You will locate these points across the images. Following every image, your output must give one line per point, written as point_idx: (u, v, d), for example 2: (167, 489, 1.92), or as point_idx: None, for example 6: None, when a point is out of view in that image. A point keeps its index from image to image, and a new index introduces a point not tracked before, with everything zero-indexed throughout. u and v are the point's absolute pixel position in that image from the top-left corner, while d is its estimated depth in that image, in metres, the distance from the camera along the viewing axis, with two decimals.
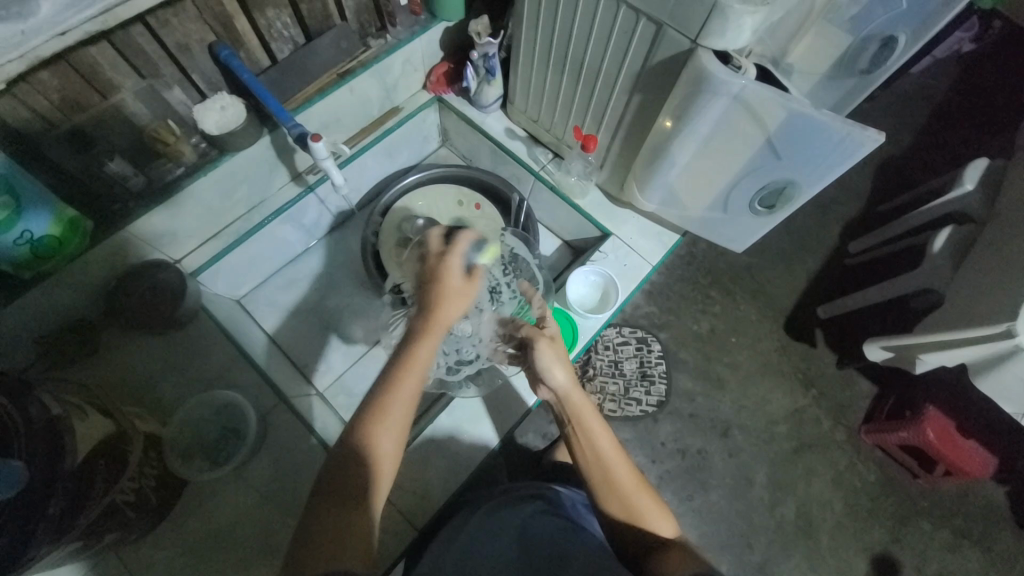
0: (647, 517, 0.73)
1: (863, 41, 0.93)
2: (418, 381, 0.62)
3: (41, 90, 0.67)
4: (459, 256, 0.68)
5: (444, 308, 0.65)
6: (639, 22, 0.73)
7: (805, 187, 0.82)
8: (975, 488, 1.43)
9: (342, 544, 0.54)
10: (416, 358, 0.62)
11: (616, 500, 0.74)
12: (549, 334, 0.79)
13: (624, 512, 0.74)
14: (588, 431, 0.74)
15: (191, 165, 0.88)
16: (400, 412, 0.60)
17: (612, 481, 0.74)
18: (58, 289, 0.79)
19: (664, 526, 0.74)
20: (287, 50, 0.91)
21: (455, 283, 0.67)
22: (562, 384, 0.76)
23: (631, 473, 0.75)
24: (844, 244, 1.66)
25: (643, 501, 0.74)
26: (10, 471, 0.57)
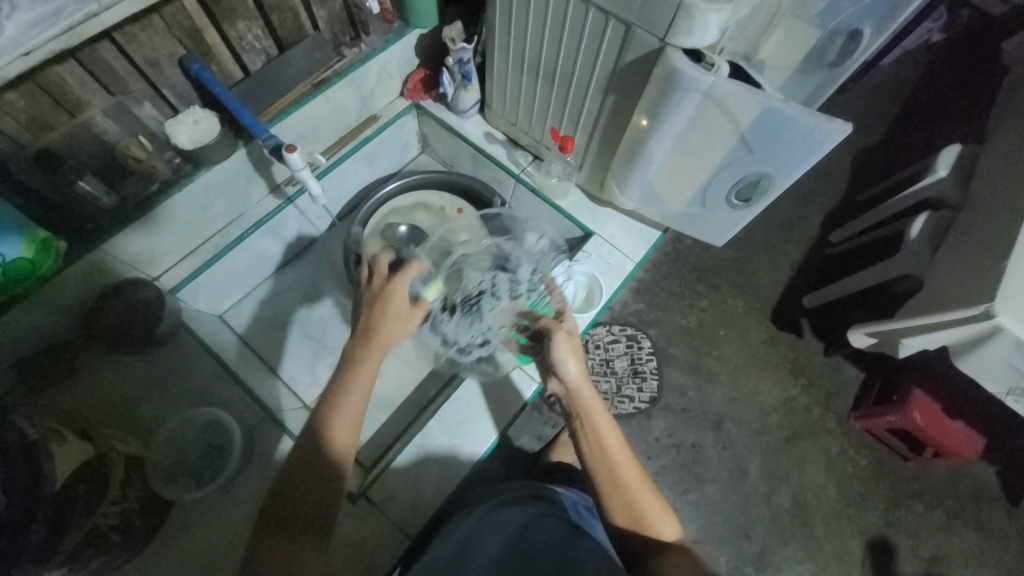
0: (652, 522, 0.73)
1: (831, 34, 0.96)
2: (364, 391, 0.67)
3: (9, 111, 0.67)
4: (404, 281, 0.75)
5: (388, 326, 0.72)
6: (608, 23, 0.73)
7: (778, 179, 0.83)
8: (964, 467, 1.45)
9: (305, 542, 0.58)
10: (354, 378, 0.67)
11: (621, 504, 0.73)
12: (567, 327, 0.82)
13: (628, 516, 0.73)
14: (596, 428, 0.75)
15: (164, 181, 0.85)
16: (350, 417, 0.65)
17: (617, 482, 0.73)
18: (32, 311, 0.77)
19: (670, 531, 0.73)
20: (260, 62, 0.91)
21: (401, 306, 0.74)
22: (574, 376, 0.79)
23: (637, 473, 0.74)
24: (826, 234, 1.69)
25: (649, 505, 0.73)
26: None
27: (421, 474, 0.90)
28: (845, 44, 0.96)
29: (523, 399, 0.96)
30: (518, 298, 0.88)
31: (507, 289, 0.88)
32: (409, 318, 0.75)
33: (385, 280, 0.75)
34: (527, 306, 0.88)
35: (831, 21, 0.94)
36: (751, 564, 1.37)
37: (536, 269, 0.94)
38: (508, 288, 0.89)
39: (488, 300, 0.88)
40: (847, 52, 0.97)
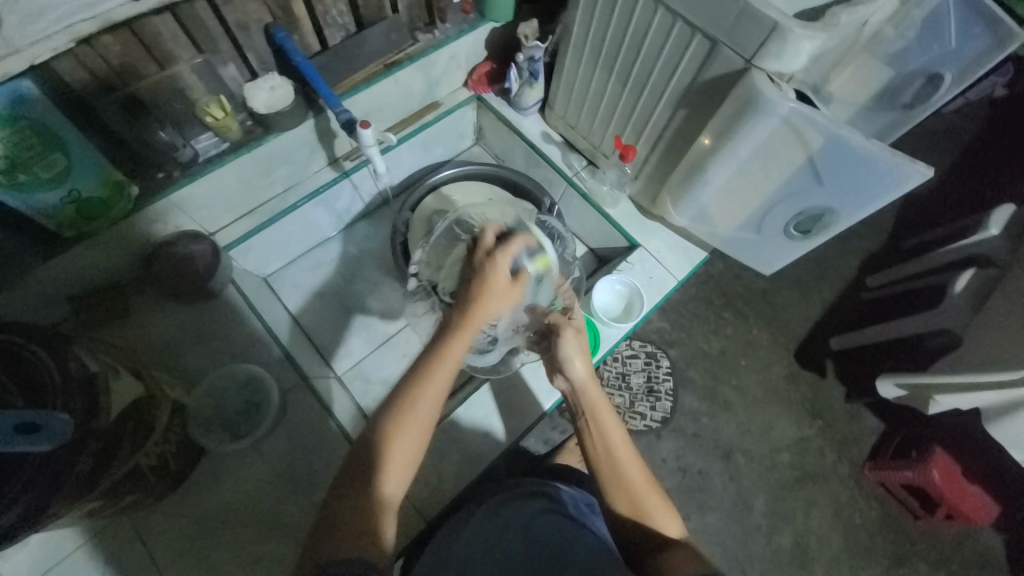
0: (655, 517, 0.73)
1: (908, 75, 0.93)
2: (448, 378, 0.63)
3: (103, 53, 0.69)
4: (507, 257, 0.69)
5: (484, 305, 0.66)
6: (694, 38, 0.73)
7: (844, 213, 0.82)
8: (976, 535, 1.41)
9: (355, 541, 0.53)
10: (449, 353, 0.63)
11: (626, 498, 0.73)
12: (575, 324, 0.79)
13: (632, 509, 0.73)
14: (602, 427, 0.74)
15: (235, 141, 0.88)
16: (425, 409, 0.61)
17: (623, 478, 0.73)
18: (97, 251, 0.80)
19: (671, 526, 0.73)
20: (339, 37, 0.92)
21: (501, 284, 0.68)
22: (580, 376, 0.76)
23: (641, 471, 0.73)
24: (862, 277, 1.65)
25: (652, 498, 0.73)
26: (54, 426, 0.56)
27: (441, 461, 0.91)
28: (921, 88, 0.92)
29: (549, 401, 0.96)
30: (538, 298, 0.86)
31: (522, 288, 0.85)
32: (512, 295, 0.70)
33: (488, 252, 0.69)
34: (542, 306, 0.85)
35: (908, 63, 0.92)
36: None
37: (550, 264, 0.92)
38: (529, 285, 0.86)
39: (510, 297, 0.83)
40: (925, 93, 0.92)
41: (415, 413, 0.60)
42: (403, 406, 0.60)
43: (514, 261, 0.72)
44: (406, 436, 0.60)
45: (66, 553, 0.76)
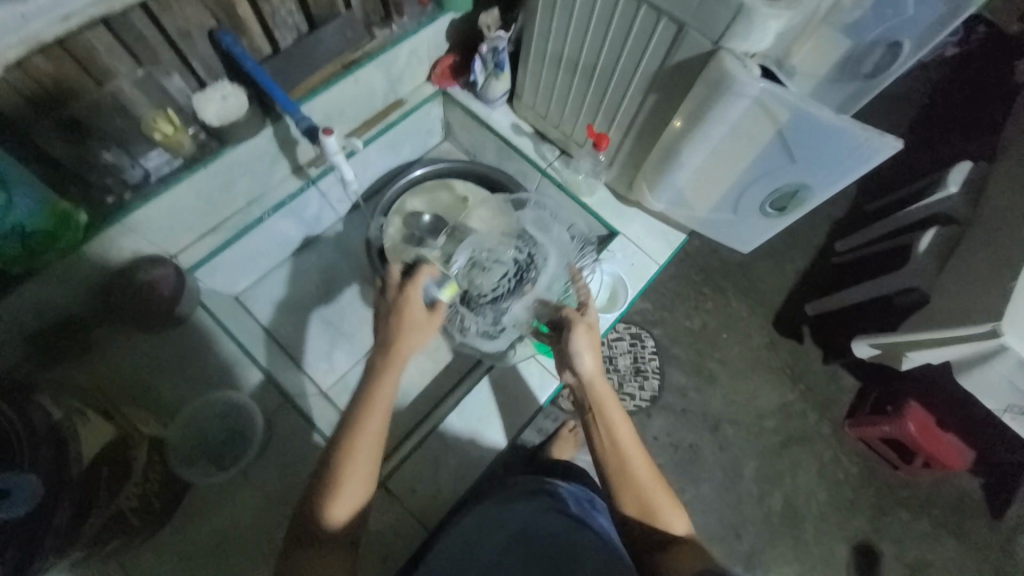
0: (659, 511, 0.73)
1: (868, 45, 0.93)
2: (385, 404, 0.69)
3: (32, 74, 0.63)
4: (417, 289, 0.75)
5: (402, 337, 0.72)
6: (661, 22, 0.71)
7: (817, 191, 0.84)
8: (952, 479, 1.48)
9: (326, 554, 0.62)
10: (380, 388, 0.70)
11: (629, 492, 0.74)
12: (588, 320, 0.82)
13: (636, 504, 0.74)
14: (608, 420, 0.77)
15: (188, 157, 0.83)
16: (371, 432, 0.67)
17: (627, 471, 0.75)
18: (51, 285, 0.75)
19: (675, 522, 0.73)
20: (291, 39, 0.87)
21: (416, 312, 0.74)
22: (589, 370, 0.80)
23: (648, 466, 0.75)
24: (832, 243, 1.69)
25: (658, 493, 0.74)
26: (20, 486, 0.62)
27: (439, 469, 0.89)
28: (882, 55, 0.93)
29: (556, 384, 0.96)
30: (549, 291, 0.89)
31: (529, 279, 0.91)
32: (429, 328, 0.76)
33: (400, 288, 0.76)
34: (554, 298, 0.89)
35: (869, 33, 0.92)
36: (740, 563, 1.41)
37: (565, 259, 0.94)
38: (538, 276, 0.91)
39: (518, 282, 0.90)
40: (886, 61, 0.94)
41: (362, 436, 0.67)
42: (349, 444, 0.66)
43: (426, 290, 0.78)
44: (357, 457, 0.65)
45: None
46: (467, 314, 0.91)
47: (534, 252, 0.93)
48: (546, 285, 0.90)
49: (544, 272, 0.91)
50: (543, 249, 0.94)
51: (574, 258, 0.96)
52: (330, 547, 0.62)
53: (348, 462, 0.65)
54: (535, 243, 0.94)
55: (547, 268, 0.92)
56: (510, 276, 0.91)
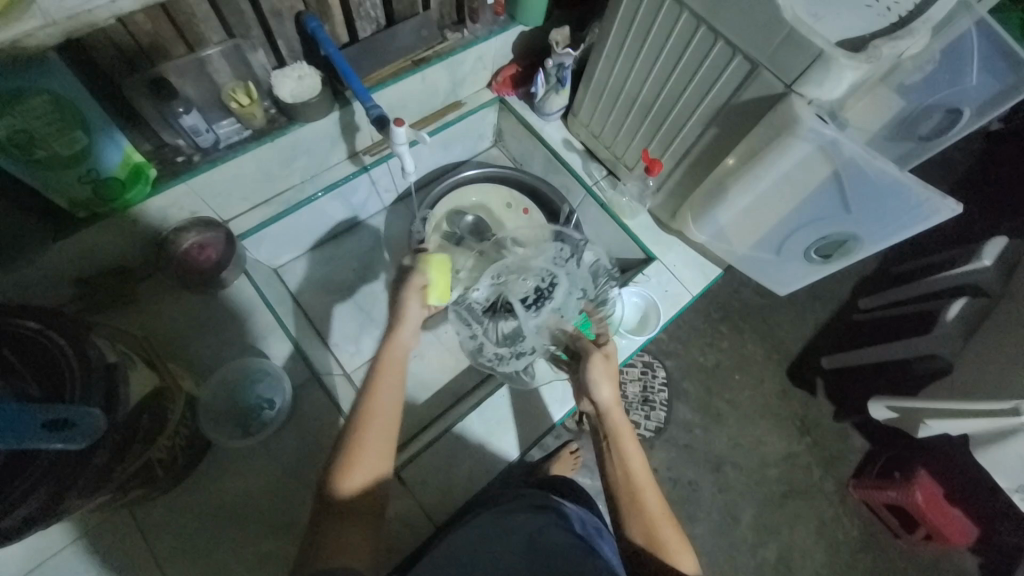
0: (666, 544, 0.69)
1: (926, 108, 0.90)
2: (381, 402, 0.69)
3: (133, 31, 0.67)
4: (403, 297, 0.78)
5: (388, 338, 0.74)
6: (734, 59, 0.73)
7: (866, 242, 0.85)
8: (953, 556, 1.44)
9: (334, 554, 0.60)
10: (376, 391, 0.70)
11: (639, 525, 0.71)
12: (605, 351, 0.82)
13: (645, 538, 0.70)
14: (622, 451, 0.75)
15: (257, 130, 0.85)
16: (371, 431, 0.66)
17: (637, 503, 0.72)
18: (110, 233, 0.78)
19: (685, 562, 0.69)
20: (370, 30, 0.91)
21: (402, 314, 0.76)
22: (606, 400, 0.78)
23: (660, 501, 0.73)
24: (856, 300, 1.66)
25: (668, 529, 0.71)
26: (89, 422, 0.54)
27: (453, 466, 0.89)
28: (940, 120, 0.91)
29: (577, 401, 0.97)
30: (564, 318, 0.89)
31: (549, 302, 0.90)
32: (413, 307, 0.78)
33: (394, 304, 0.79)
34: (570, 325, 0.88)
35: (929, 97, 0.89)
36: None
37: (575, 296, 0.92)
38: (551, 304, 0.89)
39: (537, 305, 0.90)
40: (945, 125, 0.91)
41: (366, 445, 0.66)
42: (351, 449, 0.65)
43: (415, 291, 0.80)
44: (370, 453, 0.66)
45: (59, 547, 0.74)
46: (482, 327, 0.95)
47: (554, 280, 0.91)
48: (554, 310, 0.89)
49: (557, 299, 0.90)
50: (559, 279, 0.92)
51: (584, 294, 0.94)
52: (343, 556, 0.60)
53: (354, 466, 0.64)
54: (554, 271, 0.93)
55: (560, 299, 0.90)
56: (533, 297, 0.90)
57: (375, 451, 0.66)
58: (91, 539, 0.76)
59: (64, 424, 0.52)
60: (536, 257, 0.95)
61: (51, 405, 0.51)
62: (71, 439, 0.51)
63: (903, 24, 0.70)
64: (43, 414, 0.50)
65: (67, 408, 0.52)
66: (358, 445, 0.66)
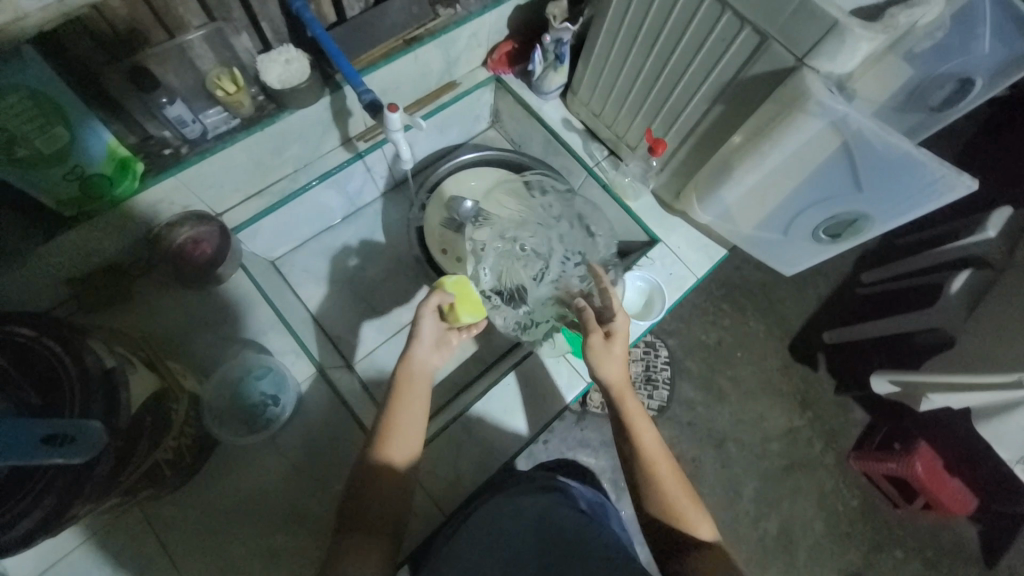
0: (683, 514, 0.71)
1: (940, 78, 0.86)
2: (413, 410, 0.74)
3: (109, 17, 0.64)
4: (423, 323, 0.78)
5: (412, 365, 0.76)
6: (742, 31, 0.70)
7: (878, 221, 0.83)
8: (950, 523, 1.47)
9: (370, 535, 0.66)
10: (399, 401, 0.74)
11: (657, 497, 0.72)
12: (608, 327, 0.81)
13: (661, 509, 0.71)
14: (633, 426, 0.77)
15: (246, 118, 0.82)
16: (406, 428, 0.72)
17: (655, 475, 0.73)
18: (101, 231, 0.76)
19: (702, 530, 0.70)
20: (358, 8, 0.88)
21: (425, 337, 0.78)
22: (612, 377, 0.79)
23: (674, 471, 0.74)
24: (858, 274, 1.65)
25: (687, 498, 0.72)
26: (92, 431, 0.53)
27: (460, 456, 0.89)
28: (951, 90, 0.87)
29: (583, 385, 0.96)
30: (570, 280, 0.92)
31: (554, 270, 0.92)
32: (428, 322, 0.78)
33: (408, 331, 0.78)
34: (578, 283, 0.91)
35: (941, 66, 0.84)
36: None
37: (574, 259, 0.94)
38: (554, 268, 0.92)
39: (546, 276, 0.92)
40: (956, 96, 0.88)
41: (398, 438, 0.71)
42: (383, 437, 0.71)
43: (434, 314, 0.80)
44: (402, 447, 0.71)
45: (71, 547, 0.75)
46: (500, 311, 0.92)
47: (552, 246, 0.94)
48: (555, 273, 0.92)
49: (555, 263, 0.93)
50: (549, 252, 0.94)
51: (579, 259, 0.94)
52: (372, 539, 0.66)
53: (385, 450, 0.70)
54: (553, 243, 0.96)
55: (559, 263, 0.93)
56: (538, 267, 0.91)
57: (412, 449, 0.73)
58: (100, 538, 0.76)
59: (66, 437, 0.51)
60: (530, 230, 0.96)
61: (51, 421, 0.51)
62: (72, 453, 0.50)
63: None
64: (42, 429, 0.50)
65: (64, 422, 0.51)
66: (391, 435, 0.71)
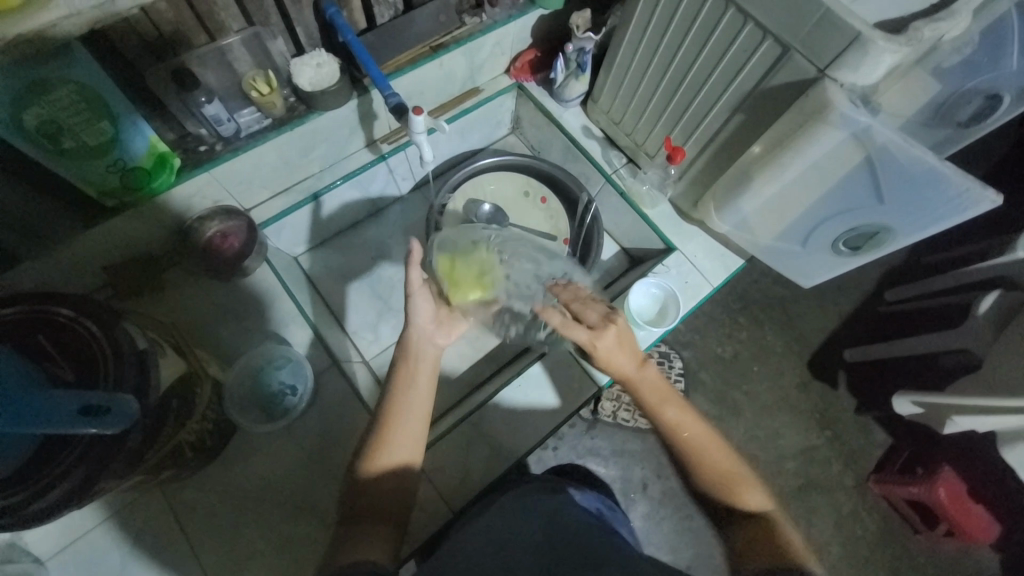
0: (735, 486, 0.71)
1: (968, 92, 0.85)
2: (409, 396, 0.74)
3: (155, 19, 0.68)
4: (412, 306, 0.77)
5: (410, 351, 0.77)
6: (764, 42, 0.70)
7: (899, 234, 0.82)
8: (974, 553, 1.42)
9: (377, 523, 0.68)
10: (398, 388, 0.75)
11: (701, 476, 0.73)
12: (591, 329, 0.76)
13: (713, 485, 0.72)
14: (661, 410, 0.76)
15: (277, 118, 0.85)
16: (407, 421, 0.72)
17: (696, 457, 0.73)
18: (138, 222, 0.80)
19: (752, 495, 0.71)
20: (388, 15, 0.91)
21: (421, 321, 0.78)
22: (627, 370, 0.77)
23: (715, 444, 0.75)
24: (881, 291, 1.61)
25: (728, 465, 0.73)
26: (128, 408, 0.56)
27: (468, 455, 0.90)
28: (979, 107, 0.87)
29: (594, 390, 0.96)
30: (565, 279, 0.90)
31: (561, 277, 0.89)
32: (420, 304, 0.77)
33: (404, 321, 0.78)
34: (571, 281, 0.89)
35: (969, 82, 0.84)
36: None
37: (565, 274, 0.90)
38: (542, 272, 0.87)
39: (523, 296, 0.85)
40: (985, 111, 0.88)
41: (399, 438, 0.71)
42: (380, 437, 0.71)
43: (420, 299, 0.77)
44: (400, 444, 0.71)
45: (94, 523, 0.78)
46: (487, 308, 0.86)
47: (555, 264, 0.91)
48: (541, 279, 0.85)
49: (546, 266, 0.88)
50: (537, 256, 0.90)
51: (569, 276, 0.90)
52: (376, 528, 0.67)
53: (384, 446, 0.71)
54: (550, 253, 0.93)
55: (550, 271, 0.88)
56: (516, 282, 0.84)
57: (413, 449, 0.73)
58: (121, 517, 0.79)
59: (101, 410, 0.54)
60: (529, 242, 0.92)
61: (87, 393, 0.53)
62: (104, 425, 0.53)
63: (945, 5, 0.66)
64: (79, 401, 0.53)
65: (99, 394, 0.54)
66: (389, 433, 0.72)
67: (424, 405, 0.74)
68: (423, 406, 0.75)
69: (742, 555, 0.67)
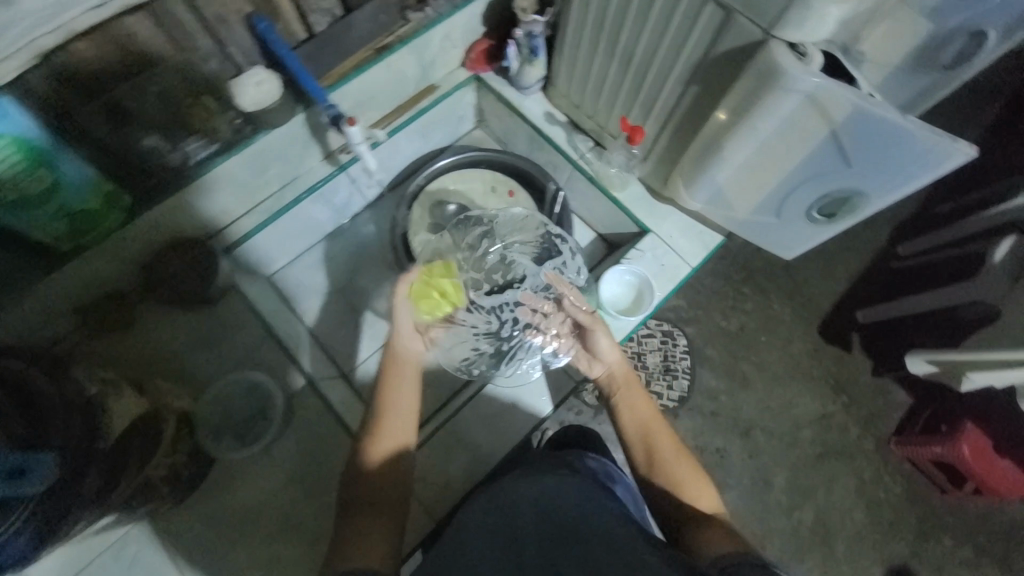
0: (685, 485, 0.73)
1: (950, 34, 0.79)
2: (406, 395, 0.77)
3: (79, 60, 0.64)
4: (399, 319, 0.78)
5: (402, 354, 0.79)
6: (706, 6, 0.66)
7: (871, 198, 0.77)
8: (1003, 507, 1.37)
9: (363, 536, 0.66)
10: (392, 388, 0.77)
11: (654, 473, 0.75)
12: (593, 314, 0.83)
13: (666, 484, 0.74)
14: (632, 402, 0.81)
15: (225, 141, 0.85)
16: (405, 409, 0.76)
17: (653, 451, 0.77)
18: (98, 261, 0.81)
19: (705, 499, 0.72)
20: (325, 23, 0.85)
21: (405, 332, 0.79)
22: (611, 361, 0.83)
23: (675, 448, 0.77)
24: (892, 247, 1.53)
25: (687, 470, 0.74)
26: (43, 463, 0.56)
27: (452, 459, 0.90)
28: (964, 45, 0.81)
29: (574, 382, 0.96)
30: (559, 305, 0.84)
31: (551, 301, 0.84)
32: (402, 312, 0.79)
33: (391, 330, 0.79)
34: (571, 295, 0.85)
35: (954, 19, 0.77)
36: None
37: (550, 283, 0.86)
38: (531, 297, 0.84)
39: (489, 338, 0.85)
40: (969, 50, 0.81)
41: (383, 438, 0.74)
42: (374, 426, 0.74)
43: (405, 313, 0.78)
44: (387, 434, 0.74)
45: (102, 548, 0.81)
46: (455, 342, 0.85)
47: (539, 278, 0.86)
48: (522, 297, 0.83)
49: (527, 280, 0.85)
50: (524, 264, 0.87)
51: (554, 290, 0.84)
52: (374, 520, 0.68)
53: (379, 432, 0.74)
54: (541, 258, 0.89)
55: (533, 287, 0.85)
56: (485, 319, 0.83)
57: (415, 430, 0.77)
58: (121, 547, 0.82)
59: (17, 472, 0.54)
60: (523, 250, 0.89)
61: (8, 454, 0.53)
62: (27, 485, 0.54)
63: None
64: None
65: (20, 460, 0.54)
66: (380, 428, 0.74)
67: (411, 400, 0.77)
68: (416, 399, 0.78)
69: (696, 547, 0.63)
